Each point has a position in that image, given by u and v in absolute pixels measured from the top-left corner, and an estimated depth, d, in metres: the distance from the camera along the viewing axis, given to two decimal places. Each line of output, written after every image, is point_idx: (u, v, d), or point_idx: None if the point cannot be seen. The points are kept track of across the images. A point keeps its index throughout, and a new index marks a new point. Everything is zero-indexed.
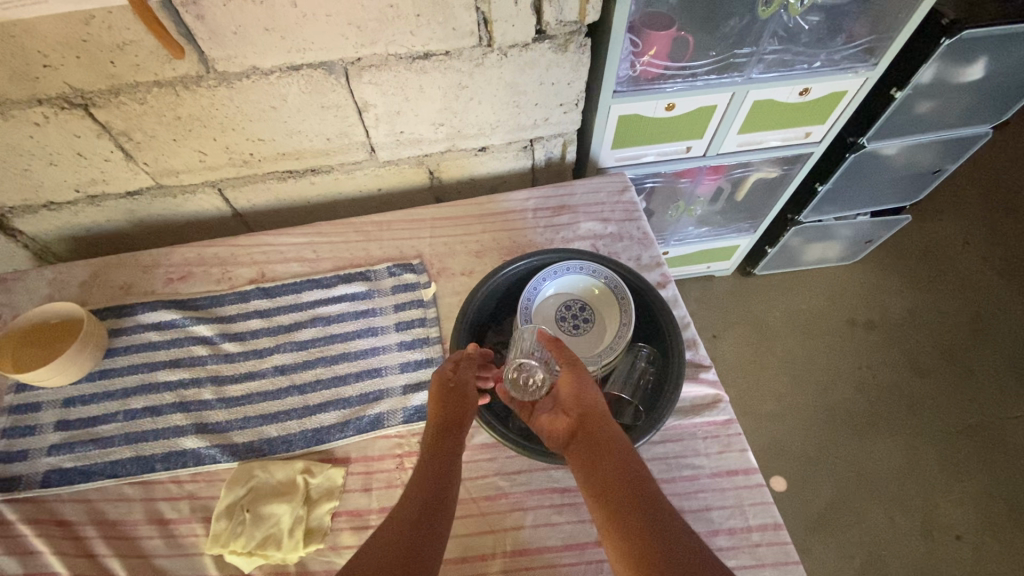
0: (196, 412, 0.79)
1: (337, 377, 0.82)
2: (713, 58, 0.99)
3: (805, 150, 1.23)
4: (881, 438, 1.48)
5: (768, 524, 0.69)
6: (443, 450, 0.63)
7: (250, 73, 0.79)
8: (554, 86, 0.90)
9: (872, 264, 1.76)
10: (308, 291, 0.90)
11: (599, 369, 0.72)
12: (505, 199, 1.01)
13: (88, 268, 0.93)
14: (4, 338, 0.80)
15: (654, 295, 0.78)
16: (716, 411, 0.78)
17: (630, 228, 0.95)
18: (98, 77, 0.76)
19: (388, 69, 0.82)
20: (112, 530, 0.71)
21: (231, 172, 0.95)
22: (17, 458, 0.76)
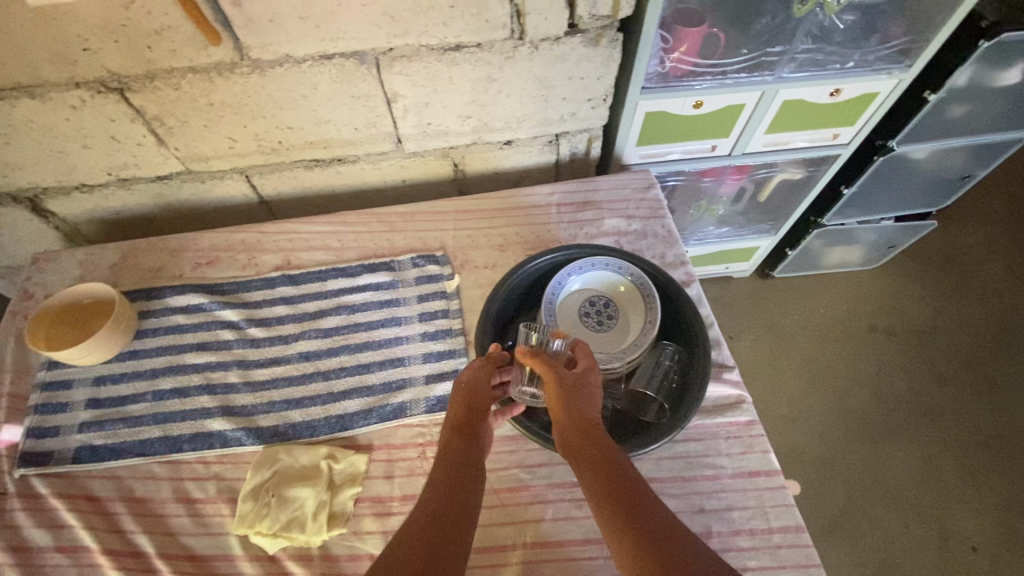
0: (222, 395, 0.80)
1: (361, 365, 0.83)
2: (745, 56, 0.98)
3: (833, 152, 1.22)
4: (898, 446, 1.46)
5: (790, 526, 0.69)
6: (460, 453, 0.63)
7: (283, 61, 0.79)
8: (583, 80, 0.90)
9: (895, 269, 1.73)
10: (333, 279, 0.91)
11: (625, 365, 0.71)
12: (529, 193, 1.00)
13: (118, 250, 0.95)
14: (37, 316, 0.81)
15: (680, 293, 0.78)
16: (739, 411, 0.77)
17: (655, 225, 0.95)
18: (135, 62, 0.77)
19: (420, 61, 0.82)
20: (141, 507, 0.73)
21: (259, 159, 0.95)
22: (49, 433, 0.78)
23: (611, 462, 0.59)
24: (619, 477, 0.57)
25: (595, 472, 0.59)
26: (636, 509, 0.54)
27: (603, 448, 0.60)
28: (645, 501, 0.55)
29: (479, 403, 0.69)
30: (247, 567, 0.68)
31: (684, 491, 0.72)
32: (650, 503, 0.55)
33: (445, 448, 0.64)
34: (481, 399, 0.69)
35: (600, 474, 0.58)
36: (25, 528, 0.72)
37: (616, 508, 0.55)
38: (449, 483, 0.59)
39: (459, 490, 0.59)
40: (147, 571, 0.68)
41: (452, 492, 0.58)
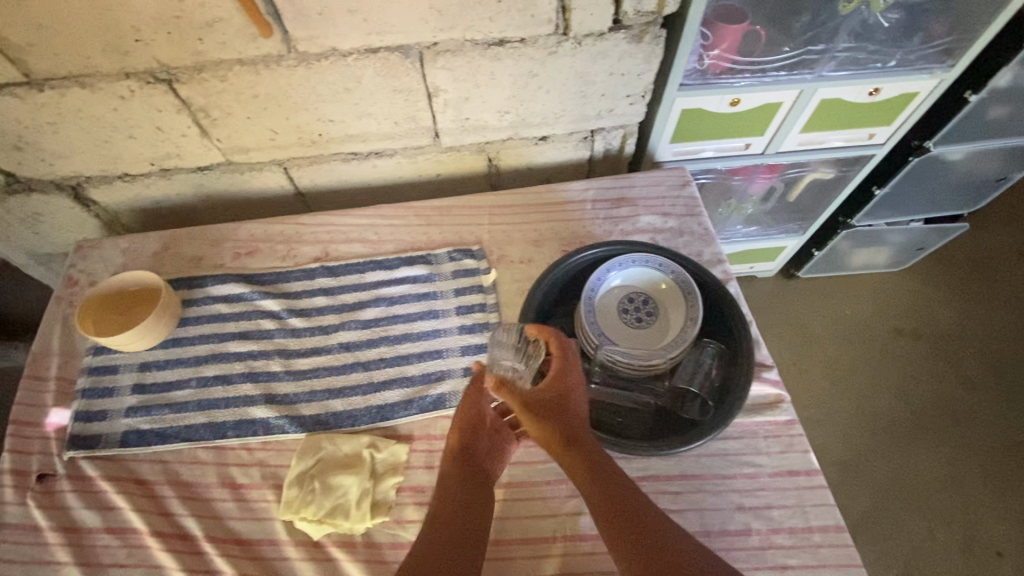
0: (265, 383, 0.81)
1: (400, 357, 0.84)
2: (786, 54, 0.98)
3: (867, 152, 1.22)
4: (923, 450, 1.45)
5: (830, 525, 0.70)
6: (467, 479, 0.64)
7: (329, 54, 0.80)
8: (623, 77, 0.90)
9: (922, 271, 1.72)
10: (371, 272, 0.92)
11: (669, 362, 0.72)
12: (564, 189, 1.00)
13: (159, 239, 0.96)
14: (86, 302, 0.83)
15: (721, 291, 0.78)
16: (778, 410, 0.77)
17: (691, 223, 0.95)
18: (185, 54, 0.78)
19: (463, 55, 0.82)
20: (187, 491, 0.74)
21: (299, 151, 0.96)
22: (96, 417, 0.79)
23: (610, 481, 0.60)
24: (622, 498, 0.59)
25: (595, 494, 0.59)
26: (641, 533, 0.57)
27: (602, 467, 0.61)
28: (649, 522, 0.58)
29: (477, 425, 0.68)
30: (293, 552, 0.70)
31: (723, 488, 0.72)
32: (655, 525, 0.58)
33: (447, 477, 0.64)
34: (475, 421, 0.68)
35: (601, 497, 0.59)
36: (75, 509, 0.74)
37: (620, 533, 0.57)
38: (455, 516, 0.61)
39: (465, 526, 0.60)
40: (195, 553, 0.70)
41: (457, 528, 0.60)
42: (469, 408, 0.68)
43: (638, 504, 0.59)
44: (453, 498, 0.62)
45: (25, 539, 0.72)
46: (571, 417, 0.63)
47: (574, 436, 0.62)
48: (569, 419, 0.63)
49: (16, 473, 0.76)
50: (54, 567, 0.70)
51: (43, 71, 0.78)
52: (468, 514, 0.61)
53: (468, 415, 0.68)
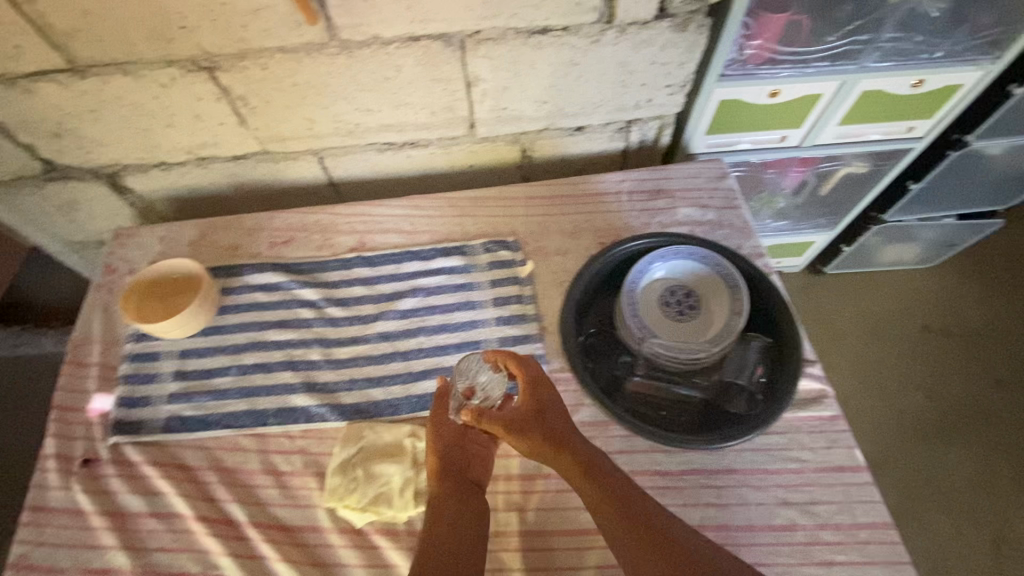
0: (305, 371, 0.82)
1: (438, 348, 0.84)
2: (830, 45, 0.96)
3: (904, 145, 1.20)
4: (952, 449, 1.43)
5: (877, 522, 0.69)
6: (455, 488, 0.65)
7: (371, 42, 0.79)
8: (665, 66, 0.89)
9: (952, 268, 1.69)
10: (407, 262, 0.92)
11: (715, 355, 0.72)
12: (599, 180, 1.00)
13: (196, 228, 0.97)
14: (130, 288, 0.84)
15: (767, 284, 0.78)
16: (822, 406, 0.76)
17: (730, 216, 0.94)
18: (228, 41, 0.77)
19: (505, 44, 0.81)
20: (230, 477, 0.75)
21: (335, 141, 0.96)
22: (139, 403, 0.80)
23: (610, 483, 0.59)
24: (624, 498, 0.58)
25: (594, 494, 0.59)
26: (645, 532, 0.55)
27: (599, 467, 0.60)
28: (654, 521, 0.56)
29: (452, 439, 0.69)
30: (337, 539, 0.70)
31: (767, 483, 0.72)
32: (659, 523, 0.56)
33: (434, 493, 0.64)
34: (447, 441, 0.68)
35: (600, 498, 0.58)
36: (120, 494, 0.75)
37: (620, 531, 0.56)
38: (447, 523, 0.61)
39: (458, 527, 0.61)
40: (240, 539, 0.71)
41: (453, 531, 0.60)
42: (440, 425, 0.70)
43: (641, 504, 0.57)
44: (443, 507, 0.63)
45: (71, 522, 0.73)
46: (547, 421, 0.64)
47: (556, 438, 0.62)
48: (548, 423, 0.64)
49: (60, 457, 0.77)
50: (101, 550, 0.71)
51: (87, 58, 0.78)
52: (462, 517, 0.62)
53: (442, 431, 0.69)
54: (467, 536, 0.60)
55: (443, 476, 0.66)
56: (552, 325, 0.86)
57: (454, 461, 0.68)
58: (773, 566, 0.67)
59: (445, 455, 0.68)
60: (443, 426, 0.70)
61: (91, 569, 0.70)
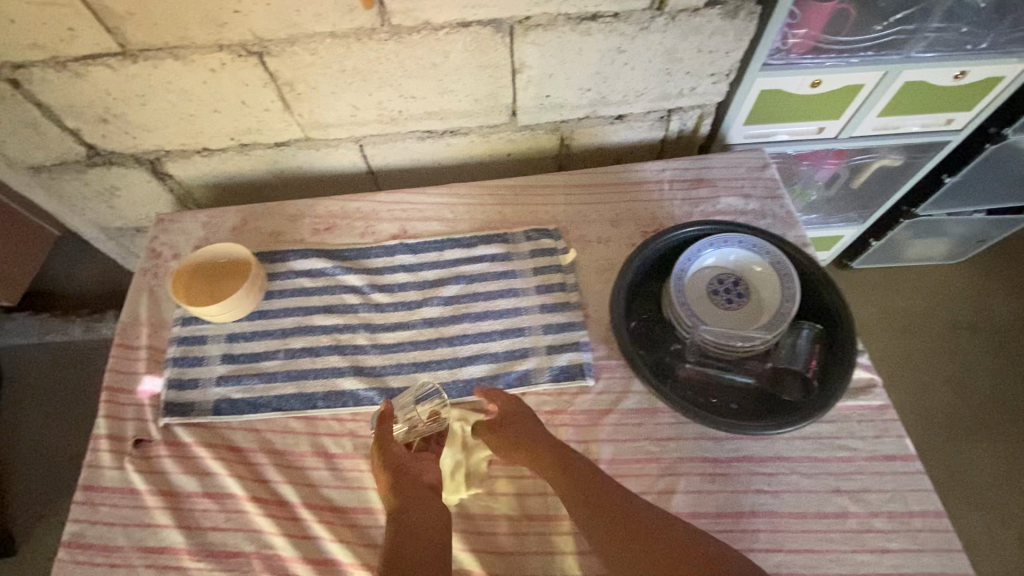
0: (352, 355, 0.83)
1: (483, 333, 0.84)
2: (876, 35, 0.95)
3: (942, 138, 1.18)
4: (980, 445, 1.43)
5: (930, 510, 0.69)
6: (416, 499, 0.63)
7: (421, 28, 0.79)
8: (711, 54, 0.88)
9: (980, 264, 1.68)
10: (449, 249, 0.93)
11: (766, 343, 0.71)
12: (640, 169, 0.99)
13: (238, 214, 0.97)
14: (179, 269, 0.85)
15: (818, 272, 0.77)
16: (871, 395, 0.76)
17: (773, 206, 0.94)
18: (281, 25, 0.78)
19: (555, 30, 0.81)
20: (281, 459, 0.76)
21: (376, 128, 0.97)
22: (189, 385, 0.81)
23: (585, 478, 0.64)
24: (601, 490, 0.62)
25: (569, 489, 0.63)
26: (620, 520, 0.58)
27: (574, 464, 0.65)
28: (630, 512, 0.59)
29: (404, 456, 0.68)
30: None
31: (818, 470, 0.72)
32: (637, 512, 0.59)
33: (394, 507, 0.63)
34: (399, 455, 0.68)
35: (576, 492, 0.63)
36: (172, 474, 0.75)
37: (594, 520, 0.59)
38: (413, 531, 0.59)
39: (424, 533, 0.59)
40: (294, 519, 0.72)
41: (422, 537, 0.59)
42: (389, 444, 0.69)
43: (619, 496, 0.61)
44: (408, 516, 0.61)
45: (124, 502, 0.74)
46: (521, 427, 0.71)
47: (530, 441, 0.69)
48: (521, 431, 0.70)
49: (112, 438, 0.78)
50: (156, 529, 0.72)
51: (139, 42, 0.78)
52: (429, 524, 0.60)
53: (391, 450, 0.68)
54: (433, 543, 0.58)
55: (402, 489, 0.64)
56: (595, 313, 0.86)
57: (406, 474, 0.66)
58: (826, 552, 0.67)
59: (399, 470, 0.66)
60: (391, 445, 0.68)
61: (147, 548, 0.71)
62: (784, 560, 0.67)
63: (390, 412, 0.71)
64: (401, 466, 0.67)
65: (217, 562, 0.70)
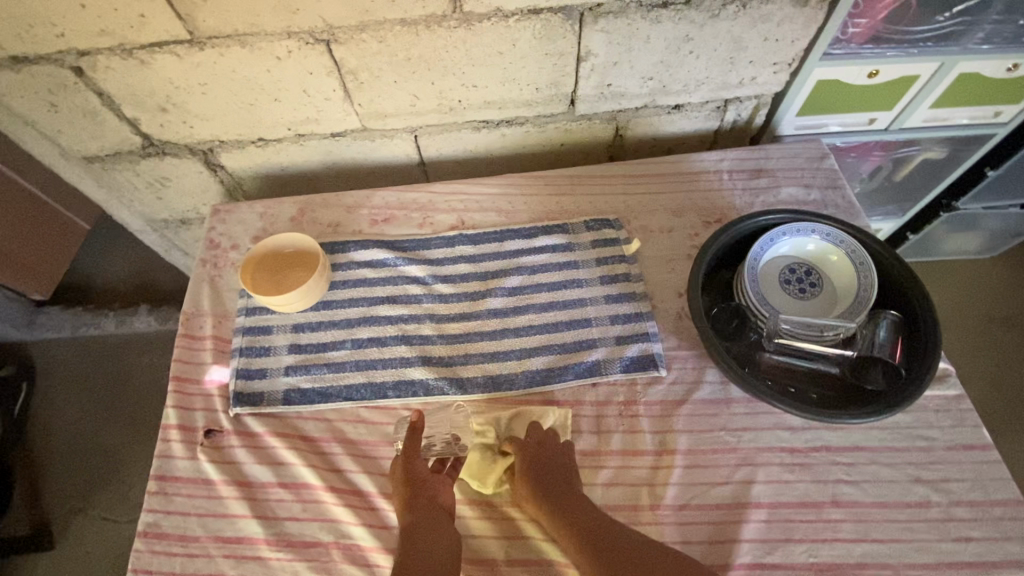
0: (419, 345, 0.82)
1: (550, 324, 0.83)
2: (938, 25, 0.94)
3: (990, 131, 1.17)
4: (1020, 440, 1.41)
5: (1012, 499, 0.69)
6: (428, 517, 0.65)
7: (492, 15, 0.79)
8: (777, 43, 0.88)
9: (1014, 258, 1.66)
10: (510, 240, 0.92)
11: (847, 332, 0.71)
12: (697, 159, 0.99)
13: (295, 205, 0.97)
14: (250, 259, 0.86)
15: (891, 259, 0.77)
16: (946, 385, 0.76)
17: (834, 196, 0.93)
18: (352, 12, 0.77)
19: (625, 18, 0.81)
20: (355, 449, 0.76)
21: (434, 118, 0.96)
22: (257, 375, 0.80)
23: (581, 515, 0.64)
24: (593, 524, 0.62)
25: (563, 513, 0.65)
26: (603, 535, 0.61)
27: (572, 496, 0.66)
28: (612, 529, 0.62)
29: (424, 472, 0.69)
30: (467, 510, 0.71)
31: (898, 460, 0.71)
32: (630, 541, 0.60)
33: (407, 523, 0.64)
34: (420, 469, 0.70)
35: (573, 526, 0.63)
36: (245, 464, 0.75)
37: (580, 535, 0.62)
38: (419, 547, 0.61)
39: (432, 550, 0.61)
40: (370, 509, 0.72)
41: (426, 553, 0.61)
42: (413, 458, 0.70)
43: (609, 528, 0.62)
44: (419, 532, 0.63)
45: (199, 492, 0.73)
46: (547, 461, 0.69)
47: (546, 471, 0.68)
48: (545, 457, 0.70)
49: (182, 428, 0.77)
50: (232, 519, 0.71)
51: (208, 29, 0.78)
52: (436, 542, 0.62)
53: (413, 465, 0.70)
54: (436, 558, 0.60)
55: (417, 505, 0.66)
56: (662, 303, 0.85)
57: (422, 491, 0.67)
58: (912, 542, 0.66)
59: (419, 486, 0.68)
60: (415, 459, 0.70)
61: (224, 538, 0.70)
62: (870, 550, 0.66)
63: (419, 423, 0.72)
64: (419, 480, 0.68)
65: (295, 552, 0.69)
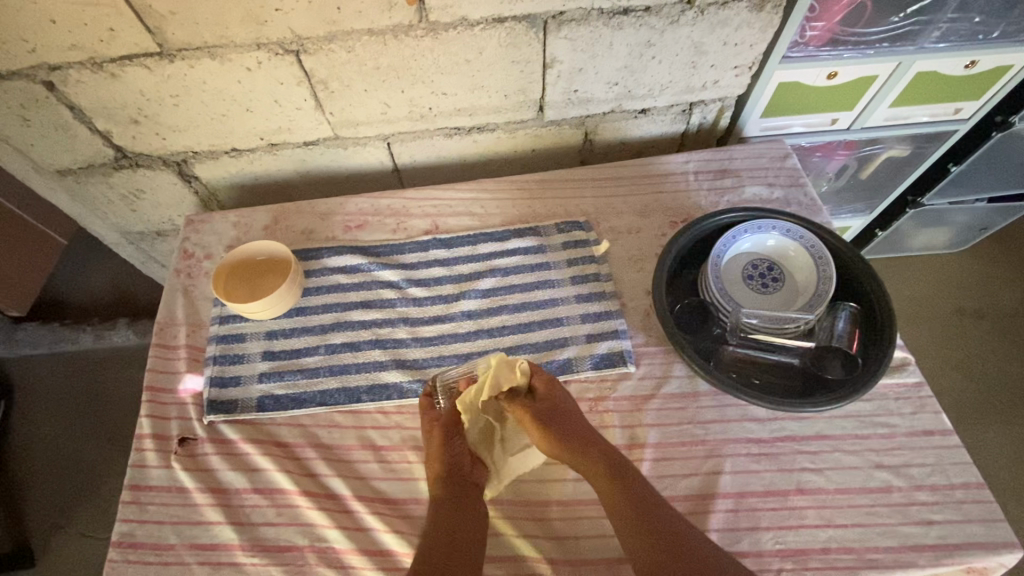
0: (393, 349, 0.83)
1: (522, 325, 0.85)
2: (893, 25, 0.97)
3: (950, 127, 1.21)
4: (992, 427, 1.44)
5: (972, 482, 0.71)
6: (463, 495, 0.68)
7: (458, 24, 0.81)
8: (736, 47, 0.91)
9: (982, 251, 1.71)
10: (482, 243, 0.94)
11: (807, 322, 0.74)
12: (664, 161, 1.01)
13: (269, 213, 0.98)
14: (222, 267, 0.86)
15: (847, 253, 0.80)
16: (905, 373, 0.78)
17: (797, 194, 0.96)
18: (320, 23, 0.79)
19: (587, 25, 0.83)
20: (329, 453, 0.76)
21: (406, 126, 0.98)
22: (231, 383, 0.81)
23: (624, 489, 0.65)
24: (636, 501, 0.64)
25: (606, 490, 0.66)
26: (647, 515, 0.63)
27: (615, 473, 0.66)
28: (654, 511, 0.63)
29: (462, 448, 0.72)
30: None
31: (860, 447, 0.73)
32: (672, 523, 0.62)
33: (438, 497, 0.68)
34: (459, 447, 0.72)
35: (627, 506, 0.64)
36: (220, 471, 0.75)
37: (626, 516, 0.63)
38: (449, 527, 0.65)
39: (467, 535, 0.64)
40: (345, 512, 0.72)
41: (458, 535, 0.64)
42: (451, 434, 0.72)
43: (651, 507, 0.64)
44: (454, 511, 0.66)
45: (173, 501, 0.73)
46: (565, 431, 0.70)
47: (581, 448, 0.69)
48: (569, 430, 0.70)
49: (157, 437, 0.78)
50: (207, 526, 0.71)
51: (177, 42, 0.79)
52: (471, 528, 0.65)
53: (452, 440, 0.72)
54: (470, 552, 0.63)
55: (452, 484, 0.69)
56: (631, 302, 0.87)
57: (459, 470, 0.70)
58: (874, 526, 0.68)
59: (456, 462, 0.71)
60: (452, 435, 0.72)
61: (199, 545, 0.70)
62: (834, 536, 0.68)
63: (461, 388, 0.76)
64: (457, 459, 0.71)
65: (271, 556, 0.69)
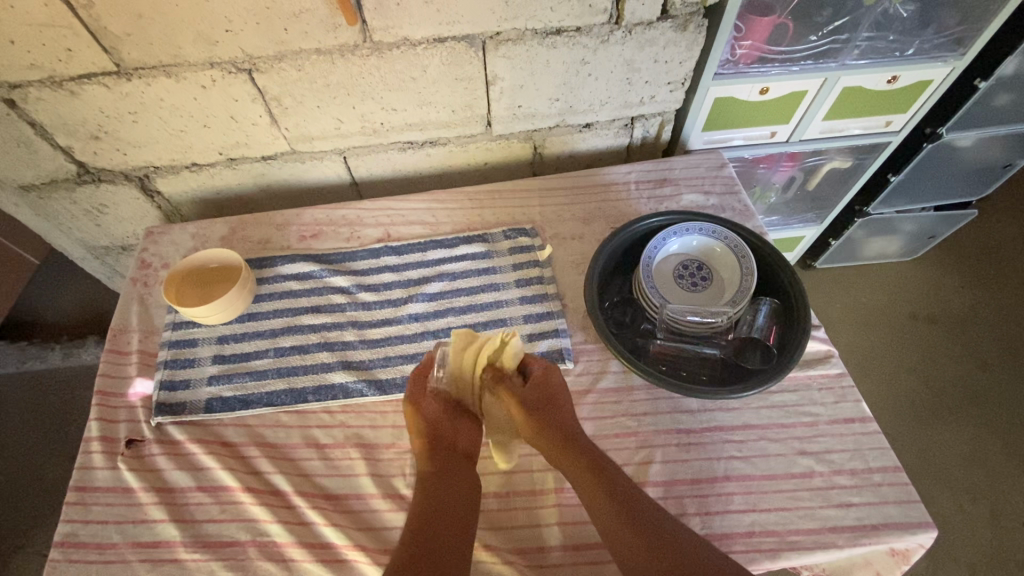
0: (341, 351, 0.86)
1: (467, 326, 0.88)
2: (813, 44, 1.02)
3: (883, 139, 1.27)
4: (946, 429, 1.47)
5: (889, 466, 0.74)
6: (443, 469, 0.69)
7: (401, 44, 0.87)
8: (667, 64, 0.98)
9: (934, 260, 1.77)
10: (432, 250, 0.97)
11: (731, 316, 0.79)
12: (607, 172, 1.06)
13: (227, 225, 1.02)
14: (171, 275, 0.89)
15: (769, 250, 0.87)
16: (828, 364, 0.82)
17: (731, 200, 1.02)
18: (269, 43, 0.84)
19: (523, 44, 0.89)
20: (274, 452, 0.78)
21: (360, 140, 1.02)
22: (180, 386, 0.83)
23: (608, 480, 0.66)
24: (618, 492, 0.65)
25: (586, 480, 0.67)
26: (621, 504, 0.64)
27: (602, 467, 0.68)
28: (630, 500, 0.64)
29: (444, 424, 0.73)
30: (382, 504, 0.74)
31: (785, 436, 0.76)
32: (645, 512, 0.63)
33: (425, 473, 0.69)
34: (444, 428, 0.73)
35: (604, 497, 0.65)
36: (165, 471, 0.76)
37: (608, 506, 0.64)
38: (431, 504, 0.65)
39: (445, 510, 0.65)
40: (288, 508, 0.73)
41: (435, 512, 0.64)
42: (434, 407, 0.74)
43: (631, 496, 0.64)
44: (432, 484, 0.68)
45: (117, 501, 0.74)
46: (551, 411, 0.72)
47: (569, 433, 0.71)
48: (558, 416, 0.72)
49: (104, 439, 0.79)
50: (150, 525, 0.72)
51: (133, 61, 0.83)
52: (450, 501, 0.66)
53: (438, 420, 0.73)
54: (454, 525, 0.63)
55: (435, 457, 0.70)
56: (572, 303, 0.90)
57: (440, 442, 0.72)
58: (797, 509, 0.71)
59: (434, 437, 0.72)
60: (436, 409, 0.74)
61: (141, 543, 0.71)
62: (759, 520, 0.70)
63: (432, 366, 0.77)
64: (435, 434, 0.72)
65: (211, 551, 0.70)
